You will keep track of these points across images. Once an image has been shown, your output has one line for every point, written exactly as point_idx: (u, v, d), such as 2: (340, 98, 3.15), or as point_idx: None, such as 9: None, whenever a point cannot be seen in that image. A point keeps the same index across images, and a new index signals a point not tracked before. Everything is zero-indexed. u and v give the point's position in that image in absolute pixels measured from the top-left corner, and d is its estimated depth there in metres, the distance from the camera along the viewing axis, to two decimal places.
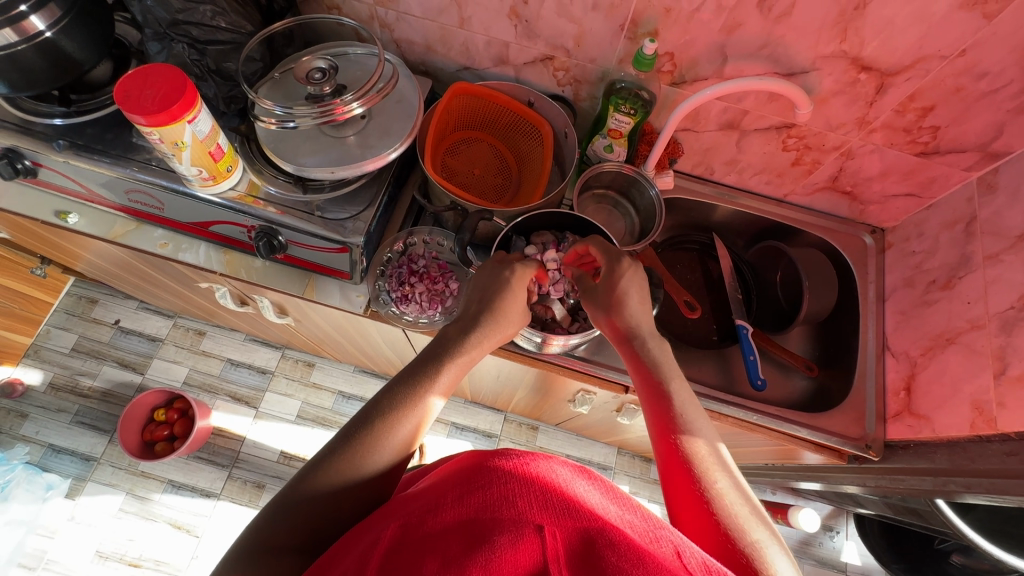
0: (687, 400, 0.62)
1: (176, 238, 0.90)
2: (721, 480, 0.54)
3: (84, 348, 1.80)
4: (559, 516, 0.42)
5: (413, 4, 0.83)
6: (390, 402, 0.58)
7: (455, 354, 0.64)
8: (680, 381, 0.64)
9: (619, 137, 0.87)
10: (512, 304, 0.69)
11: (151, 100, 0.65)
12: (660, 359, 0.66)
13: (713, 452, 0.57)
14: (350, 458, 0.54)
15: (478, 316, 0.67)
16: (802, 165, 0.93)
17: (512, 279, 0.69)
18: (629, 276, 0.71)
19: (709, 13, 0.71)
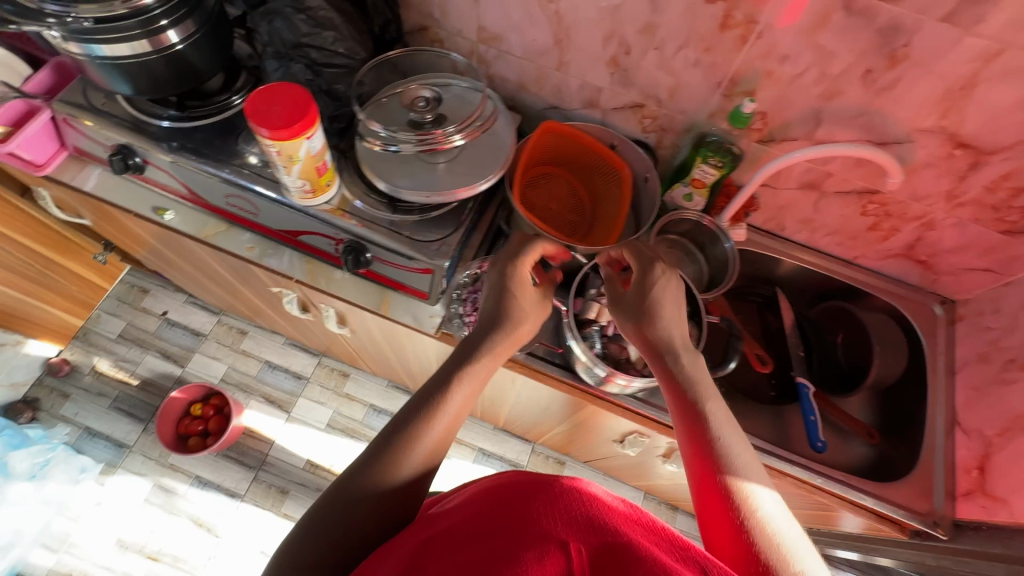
0: (723, 420, 0.60)
1: (262, 243, 0.93)
2: (759, 504, 0.53)
3: (130, 335, 1.85)
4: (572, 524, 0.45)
5: (517, 45, 0.87)
6: (407, 421, 0.59)
7: (468, 368, 0.64)
8: (717, 400, 0.62)
9: (700, 186, 0.89)
10: (523, 310, 0.67)
11: (276, 113, 0.69)
12: (693, 370, 0.64)
13: (753, 478, 0.55)
14: (372, 475, 0.55)
15: (488, 328, 0.67)
16: (878, 231, 0.94)
17: (512, 283, 0.68)
18: (662, 285, 0.68)
19: (810, 79, 0.73)
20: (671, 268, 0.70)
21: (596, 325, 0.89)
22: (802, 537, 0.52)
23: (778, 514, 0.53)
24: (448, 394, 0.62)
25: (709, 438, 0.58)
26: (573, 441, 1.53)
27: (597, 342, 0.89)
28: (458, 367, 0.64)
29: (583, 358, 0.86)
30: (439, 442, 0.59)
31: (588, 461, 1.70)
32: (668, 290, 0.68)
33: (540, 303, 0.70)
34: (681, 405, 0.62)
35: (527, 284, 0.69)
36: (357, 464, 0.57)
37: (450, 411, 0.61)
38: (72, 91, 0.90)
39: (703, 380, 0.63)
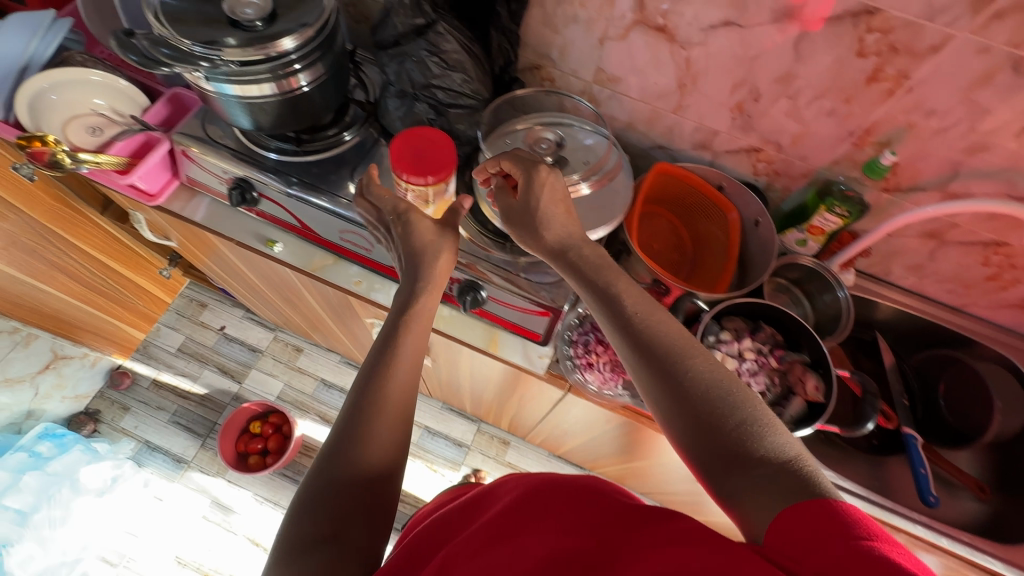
0: (642, 308, 0.56)
1: (369, 277, 0.93)
2: (720, 401, 0.49)
3: (189, 350, 1.86)
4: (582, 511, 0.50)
5: (635, 87, 0.87)
6: (365, 381, 0.57)
7: (406, 319, 0.62)
8: (659, 310, 0.56)
9: (818, 233, 0.88)
10: (434, 260, 0.65)
11: (419, 160, 0.69)
12: (590, 275, 0.60)
13: (721, 389, 0.50)
14: (337, 462, 0.54)
15: (411, 278, 0.65)
16: (997, 281, 0.91)
17: (411, 250, 0.66)
18: (547, 187, 0.65)
19: (957, 133, 0.72)
20: (555, 167, 0.67)
21: None
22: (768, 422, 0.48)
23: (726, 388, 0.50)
24: (394, 353, 0.60)
25: (643, 360, 0.53)
26: (639, 475, 1.50)
27: None
28: (394, 329, 0.62)
29: None
30: (396, 407, 0.57)
31: (647, 493, 1.67)
32: (550, 186, 0.65)
33: (546, 191, 0.65)
34: (613, 318, 0.56)
35: (427, 235, 0.66)
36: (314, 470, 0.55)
37: (402, 362, 0.60)
38: (192, 124, 0.91)
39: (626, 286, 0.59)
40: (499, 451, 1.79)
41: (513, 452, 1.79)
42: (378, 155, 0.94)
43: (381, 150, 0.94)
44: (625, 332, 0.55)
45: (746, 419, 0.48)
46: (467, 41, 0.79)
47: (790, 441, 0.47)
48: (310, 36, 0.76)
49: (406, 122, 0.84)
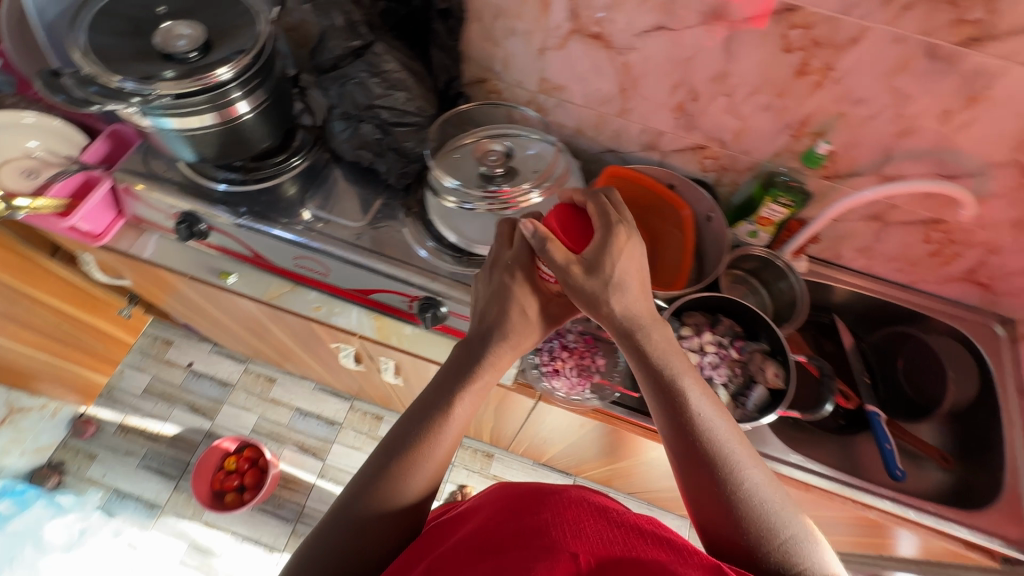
0: (702, 399, 0.57)
1: (329, 301, 0.91)
2: (755, 495, 0.52)
3: (156, 390, 1.81)
4: (591, 545, 0.47)
5: (579, 94, 0.88)
6: (415, 425, 0.60)
7: (466, 371, 0.63)
8: (714, 398, 0.58)
9: (767, 224, 0.90)
10: (535, 326, 0.64)
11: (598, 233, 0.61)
12: (661, 355, 0.59)
13: (764, 488, 0.52)
14: (381, 495, 0.56)
15: (486, 329, 0.64)
16: (940, 257, 0.95)
17: (512, 303, 0.63)
18: (625, 252, 0.59)
19: (885, 118, 0.75)
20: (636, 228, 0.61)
21: None
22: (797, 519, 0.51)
23: (763, 489, 0.52)
24: (456, 401, 0.61)
25: (697, 441, 0.55)
26: (622, 475, 1.50)
27: None
28: (460, 373, 0.63)
29: None
30: (444, 456, 0.59)
31: (634, 493, 1.68)
32: (630, 256, 0.59)
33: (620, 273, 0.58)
34: (668, 393, 0.58)
35: (535, 308, 0.64)
36: (352, 488, 0.57)
37: (455, 417, 0.61)
38: (133, 159, 0.89)
39: (683, 367, 0.59)
40: (483, 464, 1.77)
41: (498, 464, 1.78)
42: (328, 178, 0.93)
43: (332, 173, 0.94)
44: (686, 409, 0.56)
45: (793, 536, 0.50)
46: (407, 60, 0.79)
47: (829, 564, 0.50)
48: (247, 64, 0.74)
49: (353, 144, 0.84)
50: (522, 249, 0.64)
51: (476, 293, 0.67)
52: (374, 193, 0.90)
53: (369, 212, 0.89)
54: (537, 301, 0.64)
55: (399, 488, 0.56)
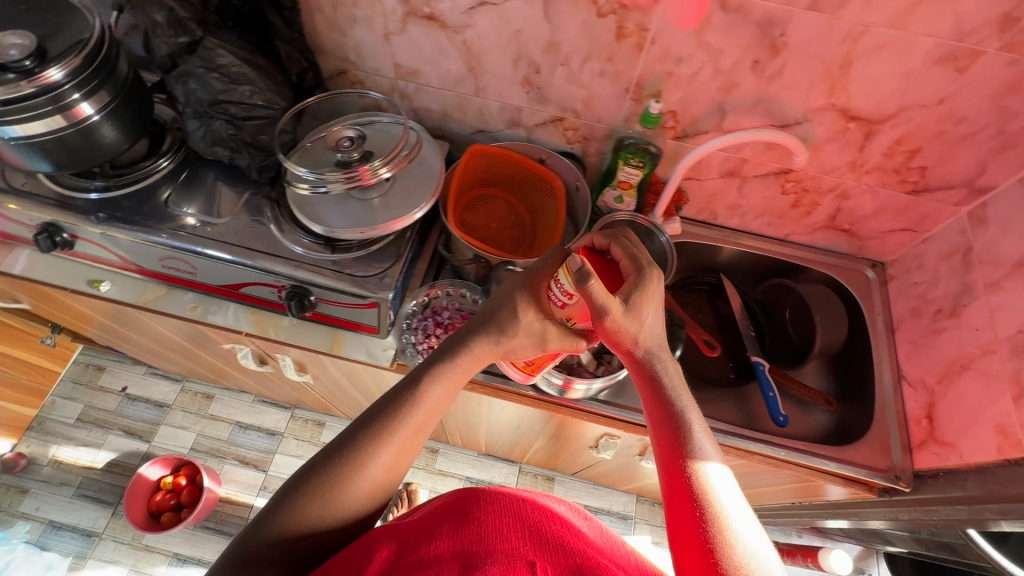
0: (698, 421, 0.62)
1: (205, 301, 0.93)
2: (731, 516, 0.54)
3: (90, 418, 1.77)
4: (551, 555, 0.52)
5: (433, 77, 0.90)
6: (386, 411, 0.62)
7: (450, 365, 0.65)
8: (697, 414, 0.63)
9: (628, 188, 0.93)
10: (518, 330, 0.65)
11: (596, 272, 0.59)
12: (675, 381, 0.64)
13: (730, 499, 0.55)
14: (343, 472, 0.59)
15: (477, 324, 0.67)
16: (801, 207, 0.99)
17: (518, 305, 0.64)
18: (646, 287, 0.60)
19: (707, 74, 0.78)
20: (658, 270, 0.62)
21: None
22: (767, 548, 0.52)
23: (743, 515, 0.54)
24: (428, 392, 0.64)
25: (682, 443, 0.60)
26: (557, 456, 1.51)
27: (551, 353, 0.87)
28: (436, 369, 0.65)
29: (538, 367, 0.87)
30: (405, 446, 0.62)
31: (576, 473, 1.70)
32: (654, 302, 0.61)
33: (634, 307, 0.60)
34: (658, 404, 0.63)
35: (535, 318, 0.64)
36: (319, 457, 0.61)
37: (428, 403, 0.64)
38: None
39: (681, 388, 0.64)
40: (428, 460, 1.77)
41: (443, 459, 1.78)
42: (202, 179, 0.94)
43: (201, 175, 0.94)
44: (686, 426, 0.61)
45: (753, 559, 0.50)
46: (247, 54, 0.81)
47: None
48: (79, 64, 0.75)
49: (208, 141, 0.85)
50: (548, 256, 0.67)
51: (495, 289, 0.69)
52: (241, 189, 0.92)
53: (235, 206, 0.90)
54: (519, 305, 0.64)
55: (363, 470, 0.60)
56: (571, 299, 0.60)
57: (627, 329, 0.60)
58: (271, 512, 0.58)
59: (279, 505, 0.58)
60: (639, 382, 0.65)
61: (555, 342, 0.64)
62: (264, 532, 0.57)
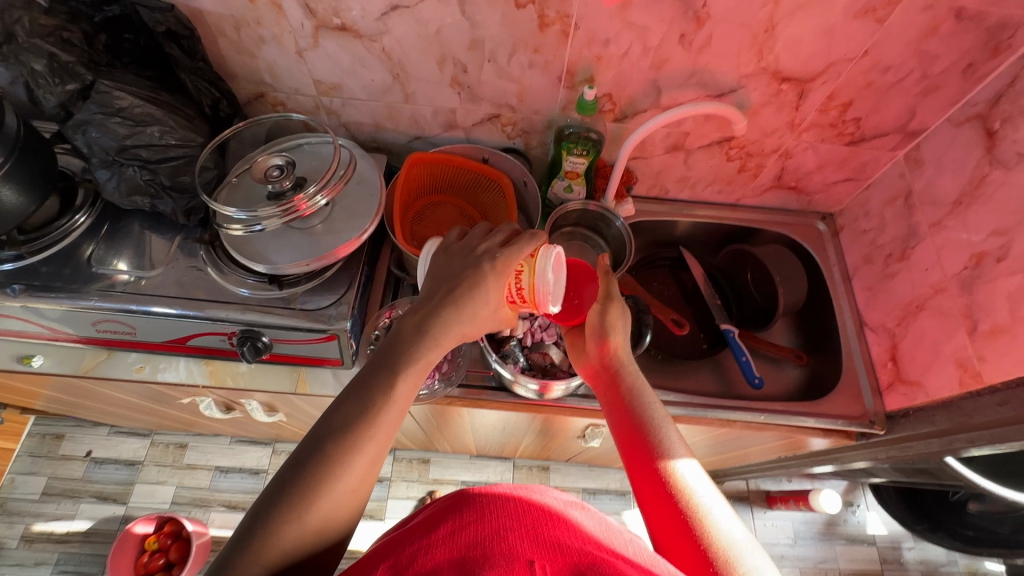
0: (661, 412, 0.66)
1: (152, 359, 0.88)
2: (706, 505, 0.56)
3: (56, 489, 1.63)
4: (551, 552, 0.52)
5: (357, 89, 0.86)
6: (354, 409, 0.56)
7: (415, 355, 0.60)
8: (658, 403, 0.67)
9: (576, 176, 0.91)
10: (479, 313, 0.63)
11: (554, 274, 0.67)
12: (638, 385, 0.68)
13: (698, 480, 0.58)
14: (307, 493, 0.51)
15: (440, 304, 0.62)
16: (747, 171, 0.99)
17: (476, 287, 0.62)
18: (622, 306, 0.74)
19: (637, 54, 0.77)
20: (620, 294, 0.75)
21: (515, 340, 0.84)
22: (743, 533, 0.55)
23: (716, 505, 0.57)
24: (393, 390, 0.58)
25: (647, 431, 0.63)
26: (548, 448, 1.50)
27: (519, 358, 0.83)
28: (398, 364, 0.60)
29: (510, 377, 0.80)
30: (379, 450, 0.56)
31: (571, 460, 1.70)
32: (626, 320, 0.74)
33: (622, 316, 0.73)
34: (621, 397, 0.68)
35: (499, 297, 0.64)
36: (280, 479, 0.52)
37: (398, 399, 0.58)
38: None
39: (642, 383, 0.69)
40: (421, 472, 1.74)
41: (436, 468, 1.75)
42: (127, 230, 0.87)
43: (123, 226, 0.87)
44: (654, 426, 0.63)
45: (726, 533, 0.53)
46: (148, 92, 0.75)
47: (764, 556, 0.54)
48: None
49: (124, 191, 0.77)
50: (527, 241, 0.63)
51: (436, 277, 0.66)
52: (170, 234, 0.86)
53: (167, 254, 0.84)
54: (492, 293, 0.63)
55: (334, 484, 0.52)
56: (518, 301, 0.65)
57: (617, 319, 0.73)
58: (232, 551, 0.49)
59: (242, 541, 0.49)
60: (604, 383, 0.71)
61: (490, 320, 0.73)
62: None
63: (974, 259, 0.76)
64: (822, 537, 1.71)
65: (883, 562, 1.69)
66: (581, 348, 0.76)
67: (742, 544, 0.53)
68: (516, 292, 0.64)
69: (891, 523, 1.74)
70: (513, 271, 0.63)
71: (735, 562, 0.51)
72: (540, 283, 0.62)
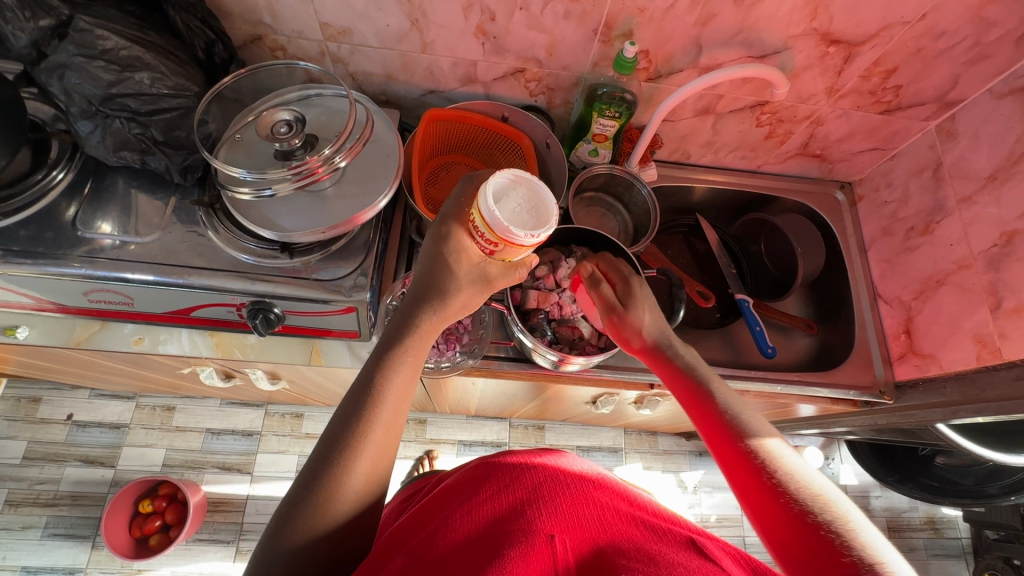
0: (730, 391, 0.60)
1: (150, 330, 0.83)
2: (794, 469, 0.51)
3: (38, 453, 1.56)
4: (570, 530, 0.50)
5: (369, 34, 0.77)
6: (362, 394, 0.55)
7: (411, 332, 0.60)
8: (721, 381, 0.62)
9: (604, 140, 0.86)
10: (461, 284, 0.61)
11: (527, 201, 0.53)
12: (691, 362, 0.65)
13: (784, 453, 0.53)
14: (330, 476, 0.50)
15: (422, 289, 0.61)
16: (775, 138, 0.96)
17: (450, 256, 0.61)
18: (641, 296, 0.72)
19: (684, 8, 0.71)
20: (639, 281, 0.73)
21: (542, 313, 0.82)
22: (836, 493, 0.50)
23: (803, 466, 0.52)
24: (387, 380, 0.56)
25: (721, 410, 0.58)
26: (547, 410, 1.51)
27: (547, 331, 0.82)
28: (390, 351, 0.58)
29: (533, 346, 0.79)
30: (384, 442, 0.54)
31: (567, 420, 1.73)
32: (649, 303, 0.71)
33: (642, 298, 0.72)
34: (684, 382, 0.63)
35: (476, 254, 0.61)
36: (298, 484, 0.50)
37: (399, 381, 0.57)
38: None
39: (703, 366, 0.65)
40: (418, 432, 1.74)
41: (433, 428, 1.75)
42: (112, 189, 0.79)
43: (109, 184, 0.79)
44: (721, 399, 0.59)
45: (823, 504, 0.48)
46: (134, 31, 0.66)
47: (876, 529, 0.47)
48: None
49: (110, 145, 0.69)
50: (459, 196, 0.63)
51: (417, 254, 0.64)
52: (163, 195, 0.78)
53: (162, 218, 0.77)
54: (457, 258, 0.61)
55: (355, 465, 0.51)
56: (497, 246, 0.55)
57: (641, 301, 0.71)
58: (266, 549, 0.48)
59: (278, 527, 0.49)
60: (662, 369, 0.66)
61: (499, 280, 0.64)
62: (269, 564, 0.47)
63: (1004, 236, 0.76)
64: None
65: None
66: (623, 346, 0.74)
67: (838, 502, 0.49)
68: (484, 237, 0.55)
69: (862, 475, 1.85)
70: (465, 230, 0.61)
71: (840, 520, 0.46)
72: (488, 221, 0.52)
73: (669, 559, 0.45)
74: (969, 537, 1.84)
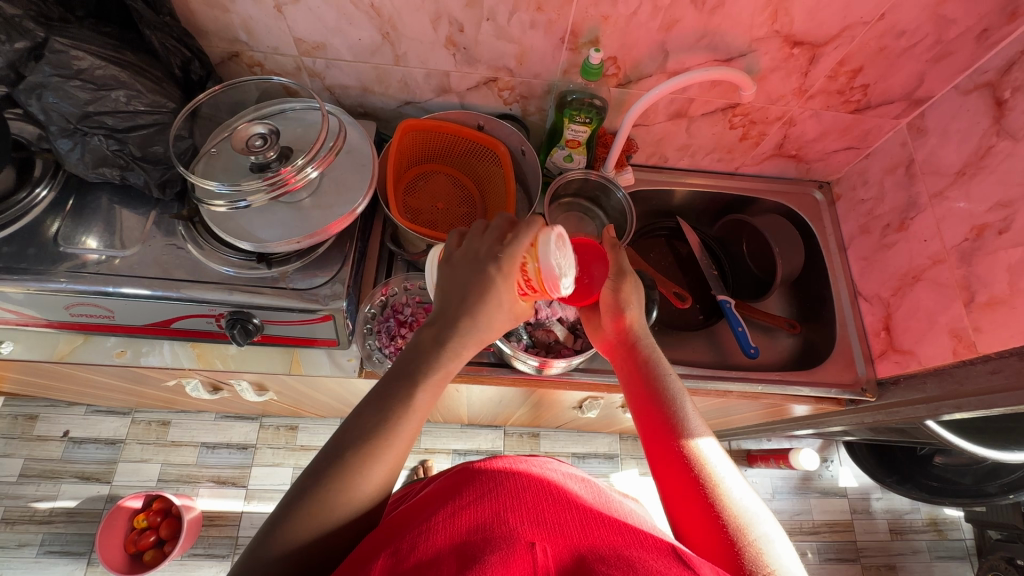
0: (682, 396, 0.62)
1: (133, 342, 0.84)
2: (720, 474, 0.55)
3: (34, 471, 1.56)
4: (547, 539, 0.48)
5: (343, 49, 0.79)
6: (386, 403, 0.55)
7: (442, 350, 0.59)
8: (672, 380, 0.64)
9: (577, 146, 0.88)
10: (500, 311, 0.61)
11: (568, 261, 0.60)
12: (652, 362, 0.66)
13: (720, 461, 0.56)
14: (339, 480, 0.50)
15: (458, 309, 0.60)
16: (749, 139, 0.97)
17: (499, 281, 0.60)
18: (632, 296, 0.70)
19: (646, 14, 0.72)
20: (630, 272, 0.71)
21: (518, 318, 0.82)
22: (753, 498, 0.54)
23: (732, 476, 0.55)
24: (415, 392, 0.56)
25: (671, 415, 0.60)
26: (540, 417, 1.51)
27: (523, 335, 0.82)
28: (420, 361, 0.58)
29: (511, 352, 0.79)
30: (401, 453, 0.54)
31: (561, 427, 1.72)
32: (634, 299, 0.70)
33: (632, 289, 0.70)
34: (639, 382, 0.65)
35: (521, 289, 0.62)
36: (304, 478, 0.51)
37: (422, 400, 0.57)
38: None
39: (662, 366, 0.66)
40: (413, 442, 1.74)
41: (428, 438, 1.75)
42: (95, 205, 0.80)
43: (93, 200, 0.80)
44: (670, 403, 0.61)
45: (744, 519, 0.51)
46: (110, 51, 0.68)
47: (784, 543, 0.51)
48: None
49: (89, 162, 0.71)
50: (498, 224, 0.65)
51: (456, 264, 0.63)
52: (145, 210, 0.80)
53: (142, 232, 0.78)
54: (500, 296, 0.60)
55: (364, 473, 0.51)
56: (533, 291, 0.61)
57: (631, 294, 0.71)
58: (262, 540, 0.49)
59: (277, 521, 0.49)
60: (624, 362, 0.68)
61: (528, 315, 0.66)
62: (264, 552, 0.48)
63: (975, 230, 0.77)
64: (798, 491, 1.80)
65: (853, 512, 1.79)
66: (598, 322, 0.74)
67: (752, 507, 0.52)
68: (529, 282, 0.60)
69: (861, 476, 1.83)
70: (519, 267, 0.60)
71: (750, 529, 0.50)
72: (544, 267, 0.57)
73: (648, 566, 0.44)
74: (973, 538, 1.81)
